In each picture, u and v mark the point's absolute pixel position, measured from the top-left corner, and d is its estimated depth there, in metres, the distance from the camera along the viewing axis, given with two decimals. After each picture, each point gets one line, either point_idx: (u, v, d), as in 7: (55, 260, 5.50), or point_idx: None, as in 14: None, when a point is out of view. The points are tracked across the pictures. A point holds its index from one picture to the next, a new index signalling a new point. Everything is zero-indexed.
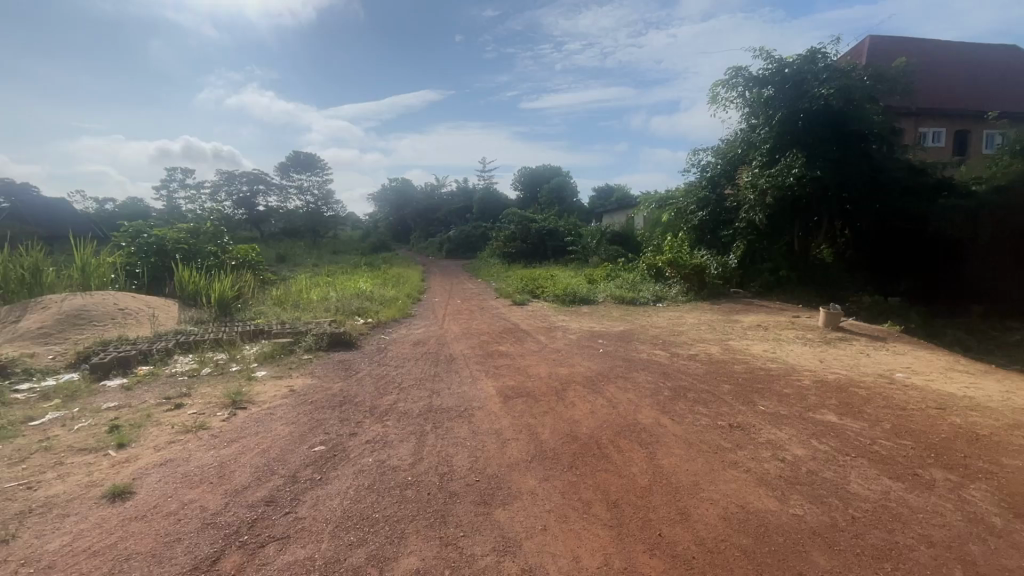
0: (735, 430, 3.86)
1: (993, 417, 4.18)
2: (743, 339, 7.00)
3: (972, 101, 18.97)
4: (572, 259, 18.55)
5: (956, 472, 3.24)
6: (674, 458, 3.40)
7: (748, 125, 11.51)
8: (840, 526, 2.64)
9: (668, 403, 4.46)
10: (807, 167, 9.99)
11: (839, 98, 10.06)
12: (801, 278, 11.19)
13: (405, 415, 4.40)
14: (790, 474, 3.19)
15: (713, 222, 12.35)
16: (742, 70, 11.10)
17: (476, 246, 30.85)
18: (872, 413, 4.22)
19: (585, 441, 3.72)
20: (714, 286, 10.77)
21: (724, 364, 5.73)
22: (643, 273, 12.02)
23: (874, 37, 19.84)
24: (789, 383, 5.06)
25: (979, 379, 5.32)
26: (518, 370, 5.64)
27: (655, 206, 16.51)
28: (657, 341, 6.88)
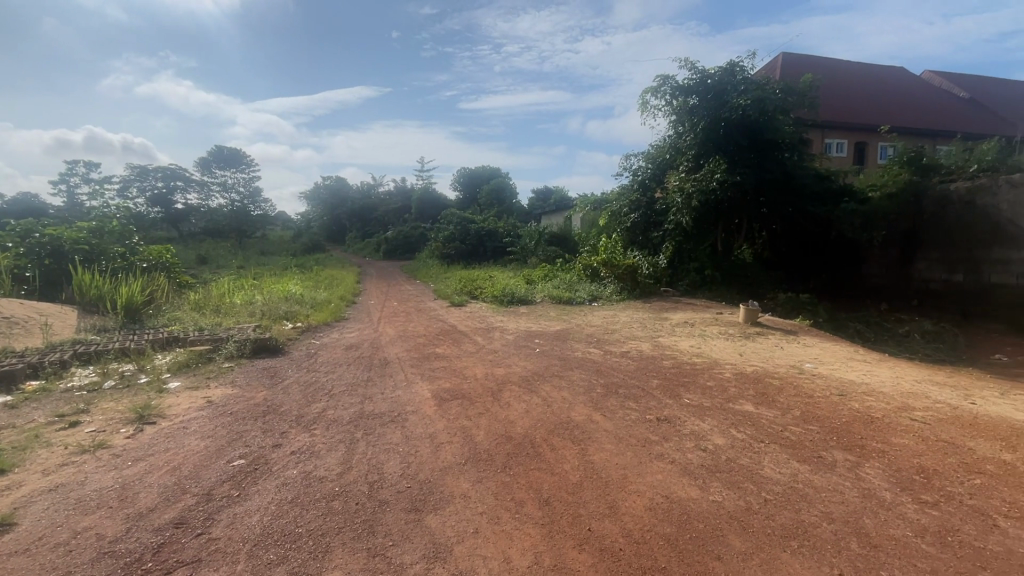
0: (661, 423, 4.03)
1: (885, 401, 4.63)
2: (671, 336, 7.33)
3: (870, 115, 21.02)
4: (511, 259, 18.72)
5: (854, 453, 3.55)
6: (604, 453, 3.50)
7: (675, 131, 12.08)
8: (754, 509, 2.82)
9: (600, 399, 4.58)
10: (728, 173, 10.72)
11: (755, 109, 10.78)
12: (724, 276, 11.75)
13: (335, 422, 4.22)
14: (711, 462, 3.37)
15: (644, 224, 12.86)
16: (669, 79, 11.65)
17: (415, 246, 30.38)
18: (783, 402, 4.55)
19: (519, 440, 3.74)
20: (646, 285, 11.21)
21: (654, 361, 5.97)
22: (579, 273, 12.32)
23: (787, 53, 21.50)
24: (711, 376, 5.35)
25: (874, 366, 5.89)
26: (454, 371, 5.60)
27: (590, 208, 17.00)
28: (592, 339, 7.06)
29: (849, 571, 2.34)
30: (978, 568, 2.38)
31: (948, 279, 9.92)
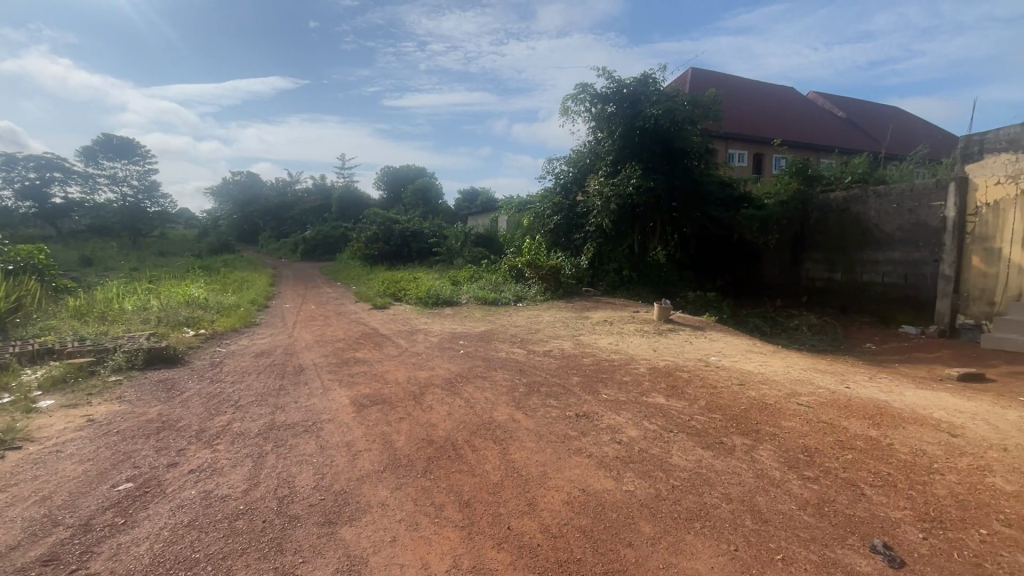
0: (580, 419, 4.17)
1: (777, 388, 5.12)
2: (591, 334, 7.60)
3: (765, 129, 23.13)
4: (437, 261, 18.50)
5: (750, 437, 3.88)
6: (524, 452, 3.55)
7: (595, 137, 12.57)
8: (663, 496, 3.00)
9: (522, 399, 4.64)
10: (643, 178, 11.32)
11: (666, 119, 11.42)
12: (640, 276, 12.37)
13: (242, 435, 3.94)
14: (624, 454, 3.54)
15: (566, 226, 13.27)
16: (587, 87, 12.08)
17: (335, 247, 29.07)
18: (691, 393, 4.88)
19: (441, 443, 3.71)
20: (569, 285, 11.56)
21: (574, 358, 6.17)
22: (505, 274, 12.45)
23: (695, 68, 23.15)
24: (628, 371, 5.62)
25: (769, 357, 6.48)
26: (375, 376, 5.42)
27: (515, 210, 17.21)
28: (516, 340, 7.15)
29: (744, 546, 2.56)
30: (850, 533, 2.69)
31: (828, 277, 10.89)
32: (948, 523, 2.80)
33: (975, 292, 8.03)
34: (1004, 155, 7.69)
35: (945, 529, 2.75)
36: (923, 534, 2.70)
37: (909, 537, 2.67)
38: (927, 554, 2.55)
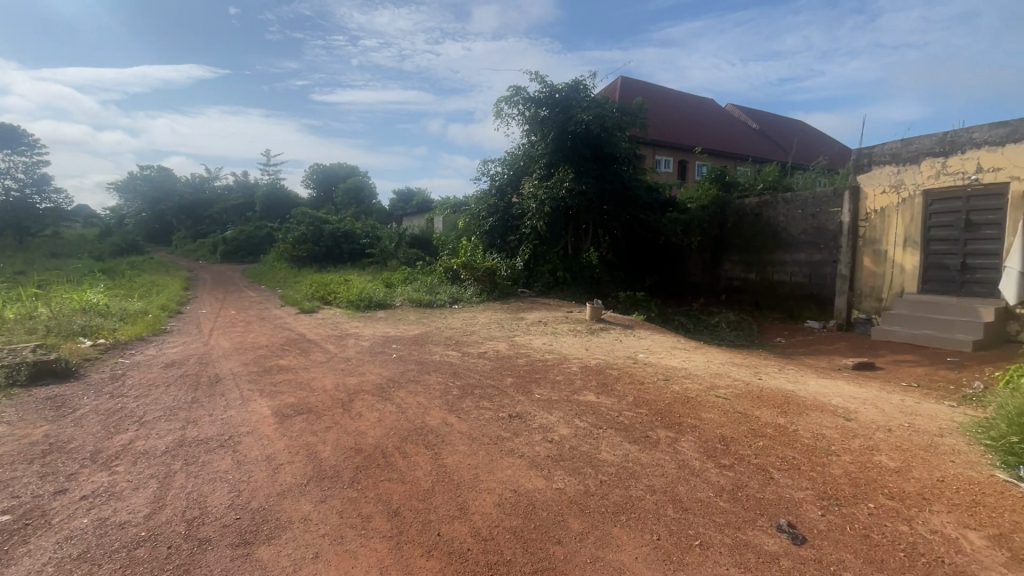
0: (513, 420, 4.20)
1: (699, 382, 5.43)
2: (526, 335, 7.69)
3: (689, 138, 24.51)
4: (370, 262, 17.98)
5: (673, 430, 4.08)
6: (457, 455, 3.52)
7: (528, 141, 12.72)
8: (592, 491, 3.08)
9: (456, 402, 4.60)
10: (576, 181, 11.68)
11: (597, 125, 11.78)
12: (574, 277, 12.58)
13: (146, 454, 3.59)
14: (555, 452, 3.60)
15: (502, 228, 13.34)
16: (520, 90, 12.22)
17: (260, 248, 27.42)
18: (620, 390, 5.06)
19: (370, 451, 3.59)
20: (504, 287, 11.62)
21: (509, 359, 6.20)
22: (440, 276, 12.32)
23: (624, 77, 24.13)
24: (560, 371, 5.74)
25: (692, 353, 6.86)
26: (301, 384, 5.15)
27: (450, 212, 17.05)
28: (450, 342, 7.08)
29: (666, 535, 2.67)
30: (760, 515, 2.90)
31: (745, 277, 11.68)
32: (842, 500, 3.09)
33: (867, 289, 9.00)
34: (888, 167, 8.65)
35: (840, 505, 3.03)
36: (822, 512, 2.96)
37: (810, 515, 2.92)
38: (826, 529, 2.80)
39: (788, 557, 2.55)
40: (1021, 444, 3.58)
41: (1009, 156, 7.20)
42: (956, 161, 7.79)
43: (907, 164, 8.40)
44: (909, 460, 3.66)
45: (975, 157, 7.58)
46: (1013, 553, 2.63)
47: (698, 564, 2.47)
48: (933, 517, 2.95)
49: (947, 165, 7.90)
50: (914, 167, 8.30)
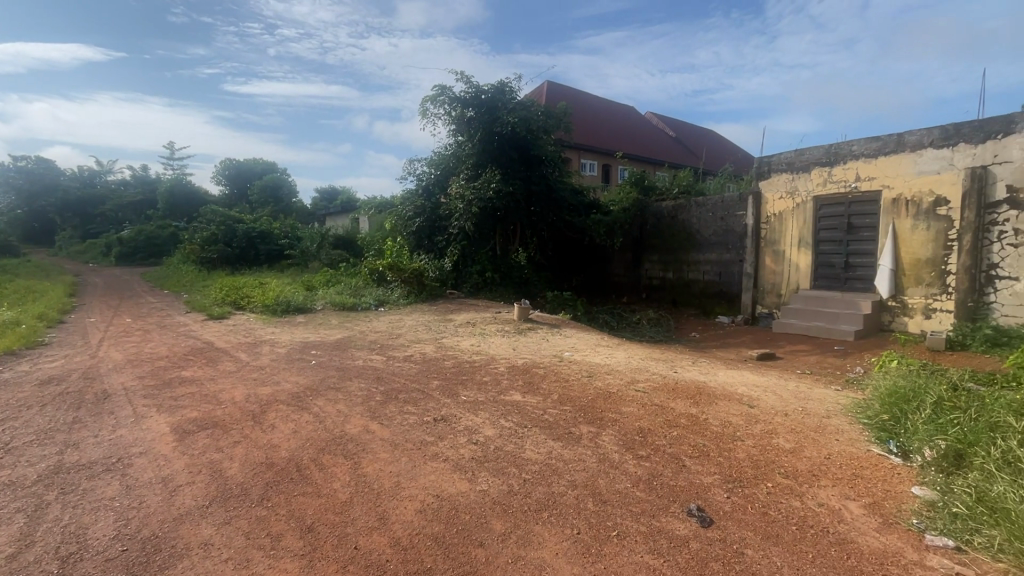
0: (438, 423, 4.12)
1: (620, 377, 5.65)
2: (454, 337, 7.62)
3: (612, 143, 25.54)
4: (289, 264, 17.02)
5: (595, 425, 4.20)
6: (378, 463, 3.40)
7: (455, 140, 12.60)
8: (515, 490, 3.09)
9: (378, 408, 4.44)
10: (502, 182, 11.74)
11: (523, 127, 11.91)
12: (502, 278, 12.64)
13: (11, 486, 3.13)
14: (480, 454, 3.58)
15: (429, 228, 13.12)
16: (446, 89, 12.10)
17: (162, 250, 25.05)
18: (545, 388, 5.15)
19: (283, 465, 3.37)
20: (432, 288, 11.45)
21: (435, 362, 6.09)
22: (365, 278, 11.92)
23: (551, 82, 24.82)
24: (487, 371, 5.73)
25: (614, 350, 7.13)
26: (205, 397, 4.74)
27: (376, 211, 16.54)
28: (374, 346, 6.84)
29: (586, 528, 2.74)
30: (673, 502, 3.05)
31: (663, 276, 12.34)
32: (745, 481, 3.34)
33: (768, 286, 9.83)
34: (784, 175, 9.51)
35: (742, 487, 3.27)
36: (727, 494, 3.18)
37: (717, 498, 3.12)
38: (730, 510, 3.00)
39: (696, 539, 2.70)
40: (890, 420, 4.08)
41: (881, 167, 8.18)
42: (840, 170, 8.72)
43: (799, 172, 9.28)
44: (802, 440, 4.04)
45: (854, 168, 8.53)
46: (884, 518, 2.98)
47: (615, 554, 2.56)
48: (821, 491, 3.26)
49: (832, 174, 8.83)
50: (805, 175, 9.19)
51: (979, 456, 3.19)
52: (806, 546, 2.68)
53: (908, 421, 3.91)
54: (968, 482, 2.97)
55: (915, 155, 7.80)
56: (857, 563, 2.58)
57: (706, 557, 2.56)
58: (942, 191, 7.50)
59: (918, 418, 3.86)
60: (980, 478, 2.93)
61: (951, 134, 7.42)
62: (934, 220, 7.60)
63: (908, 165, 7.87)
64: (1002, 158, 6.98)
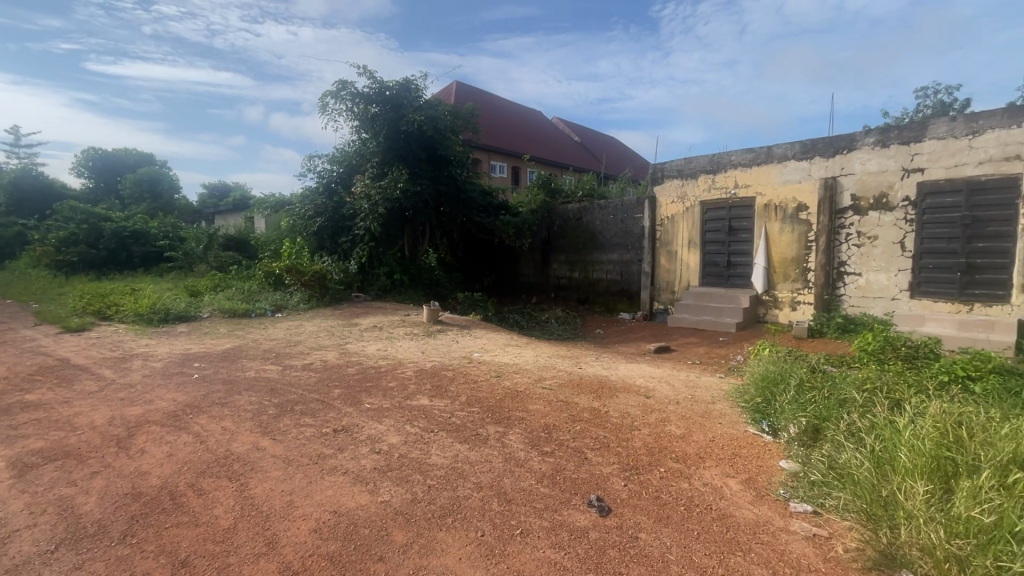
0: (338, 435, 3.90)
1: (527, 375, 5.76)
2: (359, 341, 7.31)
3: (520, 146, 26.10)
4: (171, 267, 15.35)
5: (502, 425, 4.23)
6: (268, 482, 3.14)
7: (359, 137, 12.09)
8: (419, 498, 3.01)
9: (271, 422, 4.12)
10: (410, 182, 11.47)
11: (430, 126, 11.72)
12: (411, 280, 12.36)
13: None
14: (383, 463, 3.45)
15: (332, 228, 12.45)
16: (348, 84, 11.57)
17: (6, 250, 21.39)
18: (454, 391, 5.09)
19: (152, 495, 2.99)
20: (336, 291, 10.90)
21: (337, 369, 5.78)
22: (259, 282, 11.04)
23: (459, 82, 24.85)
24: (394, 376, 5.55)
25: (523, 349, 7.25)
26: (55, 423, 4.09)
27: (272, 210, 15.42)
28: (269, 355, 6.35)
29: (489, 529, 2.74)
30: (574, 495, 3.15)
31: (570, 275, 12.77)
32: (641, 469, 3.54)
33: (663, 284, 10.58)
34: (675, 181, 10.30)
35: (639, 474, 3.47)
36: (624, 482, 3.35)
37: (615, 487, 3.28)
38: (627, 498, 3.16)
39: (595, 529, 2.81)
40: (763, 402, 4.56)
41: (755, 175, 9.15)
42: (721, 177, 9.62)
43: (688, 178, 10.10)
44: (690, 426, 4.38)
45: (733, 175, 9.46)
46: (758, 491, 3.31)
47: (518, 552, 2.58)
48: (706, 472, 3.55)
49: (715, 181, 9.71)
50: (693, 181, 10.02)
51: (831, 429, 3.66)
52: (692, 525, 2.90)
53: (777, 402, 4.39)
54: (822, 453, 3.39)
55: (781, 166, 8.82)
56: (734, 534, 2.83)
57: (604, 545, 2.67)
58: (803, 198, 8.56)
59: (784, 399, 4.36)
60: (831, 449, 3.35)
61: (809, 149, 8.50)
62: (798, 223, 8.65)
63: (775, 174, 8.89)
64: (847, 170, 8.12)
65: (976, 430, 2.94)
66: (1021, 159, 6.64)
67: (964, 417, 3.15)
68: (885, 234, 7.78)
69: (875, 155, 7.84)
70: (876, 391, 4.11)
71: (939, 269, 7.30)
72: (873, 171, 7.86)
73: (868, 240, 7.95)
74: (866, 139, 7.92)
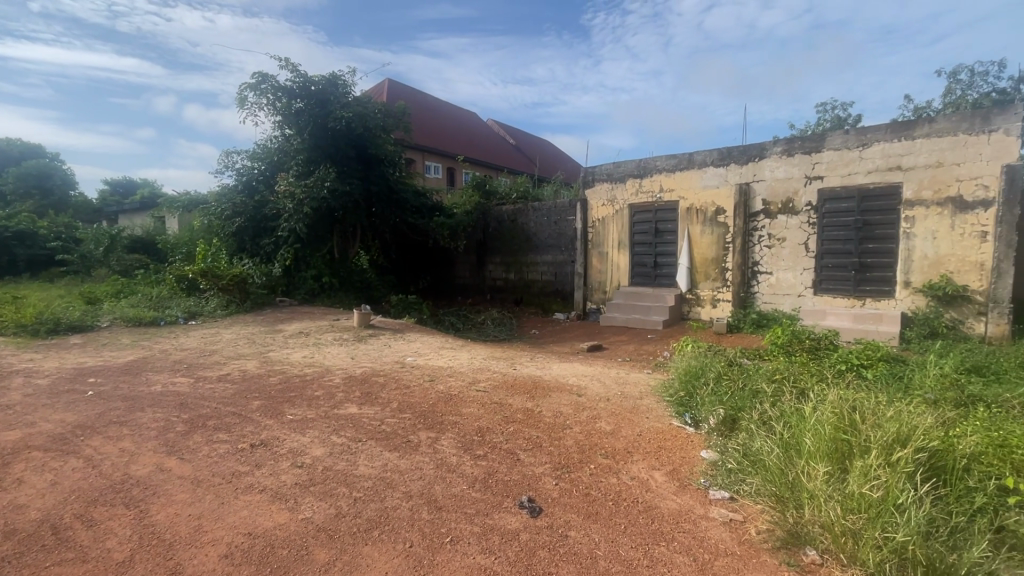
0: (256, 450, 3.65)
1: (461, 378, 5.69)
2: (283, 349, 6.91)
3: (455, 147, 25.93)
4: (64, 272, 13.77)
5: (435, 430, 4.14)
6: (173, 507, 2.87)
7: (282, 133, 11.46)
8: (344, 513, 2.87)
9: (179, 440, 3.78)
10: (338, 181, 11.02)
11: (359, 123, 11.32)
12: (342, 283, 11.89)
13: None
14: (306, 477, 3.26)
15: (253, 229, 11.71)
16: (268, 77, 10.92)
17: None
18: (385, 397, 4.93)
19: (29, 531, 2.63)
20: (258, 296, 10.26)
21: (257, 380, 5.41)
22: (170, 288, 10.17)
23: (391, 80, 24.30)
24: (321, 385, 5.29)
25: (458, 351, 7.17)
26: None
27: (185, 210, 14.28)
28: (178, 367, 5.84)
29: (418, 540, 2.66)
30: (506, 497, 3.14)
31: (505, 277, 12.81)
32: (572, 466, 3.60)
33: (596, 284, 10.89)
34: (605, 184, 10.64)
35: (570, 472, 3.52)
36: (555, 481, 3.38)
37: (546, 486, 3.31)
38: (557, 496, 3.20)
39: (526, 531, 2.80)
40: (685, 395, 4.79)
41: (678, 180, 9.64)
42: (647, 182, 10.05)
43: (617, 182, 10.46)
44: (619, 422, 4.51)
45: (658, 180, 9.91)
46: (681, 481, 3.46)
47: (448, 561, 2.52)
48: (634, 466, 3.67)
49: (642, 185, 10.12)
50: (622, 185, 10.39)
51: (746, 419, 3.91)
52: (620, 519, 2.98)
53: (698, 395, 4.63)
54: (738, 441, 3.61)
55: (701, 172, 9.37)
56: (659, 525, 2.94)
57: (534, 546, 2.67)
58: (721, 202, 9.13)
59: (705, 391, 4.60)
60: (746, 438, 3.57)
61: (725, 156, 9.08)
62: (716, 226, 9.21)
63: (696, 179, 9.42)
64: (759, 176, 8.75)
65: (867, 412, 3.23)
66: (901, 169, 7.45)
67: (857, 402, 3.46)
68: (792, 236, 8.47)
69: (782, 163, 8.51)
70: (784, 381, 4.44)
71: (837, 268, 8.05)
72: (781, 178, 8.53)
73: (777, 242, 8.62)
74: (774, 149, 8.58)
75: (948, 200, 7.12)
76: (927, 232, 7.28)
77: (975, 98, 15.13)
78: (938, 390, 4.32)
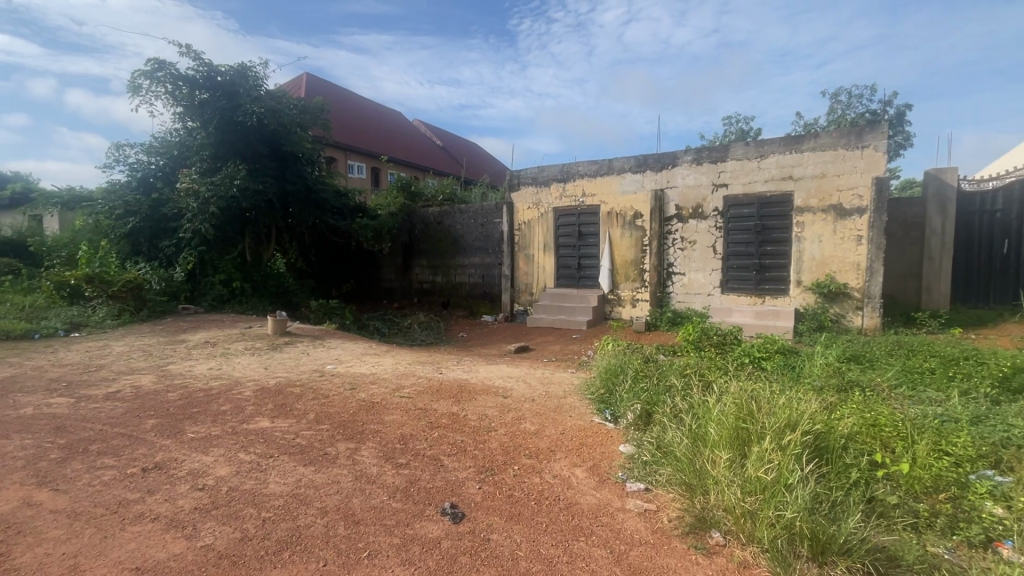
0: (148, 474, 3.30)
1: (384, 385, 5.52)
2: (185, 361, 6.34)
3: (379, 146, 25.25)
4: None
5: (354, 440, 3.97)
6: (42, 547, 2.52)
7: (183, 126, 10.52)
8: (250, 536, 2.67)
9: (53, 469, 3.33)
10: (249, 179, 10.30)
11: (273, 119, 10.65)
12: (255, 288, 11.13)
13: None
14: (207, 501, 3.00)
15: (150, 230, 10.66)
16: (166, 64, 9.99)
17: None
18: (300, 408, 4.66)
19: None
20: (157, 303, 9.34)
21: (153, 397, 4.90)
22: (47, 296, 9.00)
23: (309, 75, 23.20)
24: (228, 398, 4.90)
25: (381, 357, 6.95)
26: None
27: (67, 208, 12.70)
28: (56, 386, 5.16)
29: (333, 557, 2.54)
30: (428, 505, 3.08)
31: (432, 280, 12.63)
32: (496, 469, 3.60)
33: (523, 285, 11.03)
34: (530, 188, 10.81)
35: (494, 474, 3.53)
36: (479, 485, 3.37)
37: (469, 491, 3.28)
38: (481, 500, 3.19)
39: (447, 538, 2.77)
40: (606, 392, 4.97)
41: (599, 185, 10.00)
42: (570, 186, 10.34)
43: (542, 186, 10.67)
44: (544, 421, 4.59)
45: (580, 185, 10.23)
46: (601, 476, 3.58)
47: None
48: (557, 464, 3.74)
49: (566, 189, 10.40)
50: (546, 188, 10.61)
51: (659, 412, 4.12)
52: (542, 518, 3.02)
53: (617, 392, 4.83)
54: (652, 434, 3.79)
55: (621, 177, 9.79)
56: (578, 520, 3.02)
57: (455, 553, 2.64)
58: (638, 207, 9.60)
59: (624, 388, 4.80)
60: (659, 431, 3.76)
61: (642, 163, 9.56)
62: (634, 229, 9.67)
63: (615, 185, 9.83)
64: (671, 183, 9.30)
65: (763, 401, 3.52)
66: (793, 179, 8.25)
67: (754, 392, 3.76)
68: (702, 239, 9.08)
69: (692, 171, 9.10)
70: (693, 375, 4.74)
71: (741, 268, 8.74)
72: (691, 185, 9.11)
73: (689, 244, 9.20)
74: (685, 157, 9.16)
75: (830, 207, 7.97)
76: (814, 236, 8.12)
77: (853, 118, 17.11)
78: (823, 378, 4.82)
